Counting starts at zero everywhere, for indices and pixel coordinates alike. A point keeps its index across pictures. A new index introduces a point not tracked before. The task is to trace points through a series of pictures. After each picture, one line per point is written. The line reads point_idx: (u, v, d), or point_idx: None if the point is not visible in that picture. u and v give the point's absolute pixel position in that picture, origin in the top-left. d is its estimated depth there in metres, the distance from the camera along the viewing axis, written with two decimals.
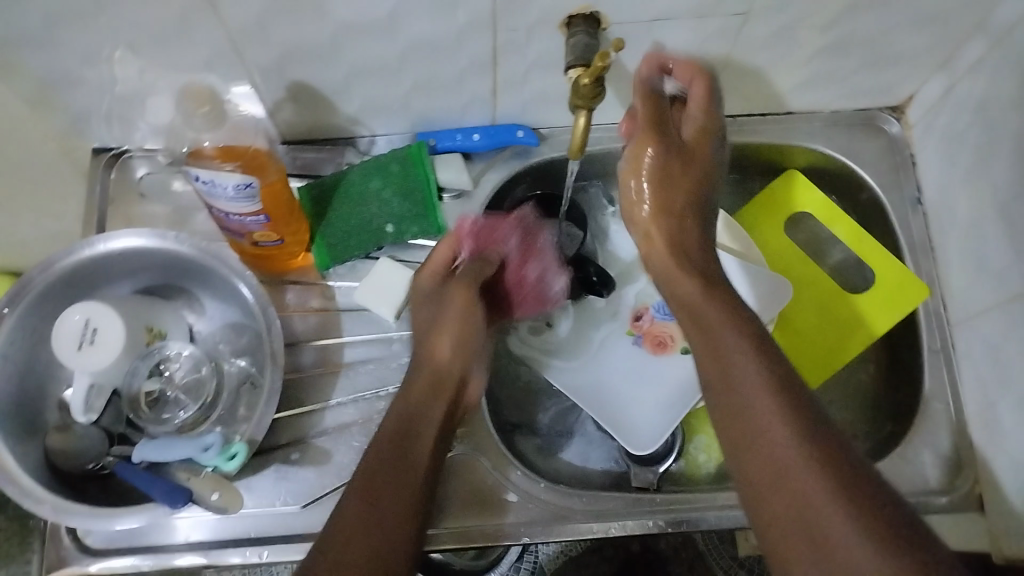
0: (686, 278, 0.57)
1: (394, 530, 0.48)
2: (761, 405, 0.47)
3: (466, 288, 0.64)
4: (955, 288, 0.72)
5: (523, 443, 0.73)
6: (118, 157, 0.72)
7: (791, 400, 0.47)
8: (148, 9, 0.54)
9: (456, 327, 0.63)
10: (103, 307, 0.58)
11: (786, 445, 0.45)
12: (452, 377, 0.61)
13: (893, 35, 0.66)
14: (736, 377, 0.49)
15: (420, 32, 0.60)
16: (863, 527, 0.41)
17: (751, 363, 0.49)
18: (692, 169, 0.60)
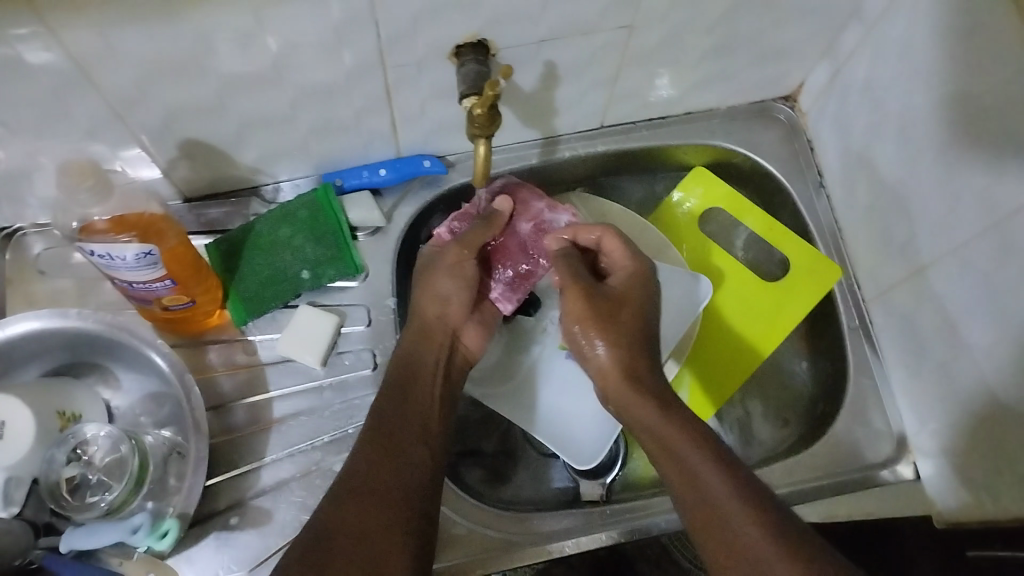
0: (636, 388, 0.62)
1: (380, 538, 0.51)
2: (731, 508, 0.52)
3: (458, 254, 0.66)
4: (866, 266, 0.74)
5: (471, 473, 0.73)
6: (10, 237, 0.69)
7: (757, 503, 0.52)
8: (17, 87, 0.52)
9: (452, 278, 0.66)
10: (10, 399, 0.56)
11: (761, 539, 0.49)
12: (447, 327, 0.65)
13: (775, 30, 0.68)
14: (702, 479, 0.54)
15: (308, 77, 0.59)
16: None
17: (714, 474, 0.54)
18: (626, 313, 0.65)
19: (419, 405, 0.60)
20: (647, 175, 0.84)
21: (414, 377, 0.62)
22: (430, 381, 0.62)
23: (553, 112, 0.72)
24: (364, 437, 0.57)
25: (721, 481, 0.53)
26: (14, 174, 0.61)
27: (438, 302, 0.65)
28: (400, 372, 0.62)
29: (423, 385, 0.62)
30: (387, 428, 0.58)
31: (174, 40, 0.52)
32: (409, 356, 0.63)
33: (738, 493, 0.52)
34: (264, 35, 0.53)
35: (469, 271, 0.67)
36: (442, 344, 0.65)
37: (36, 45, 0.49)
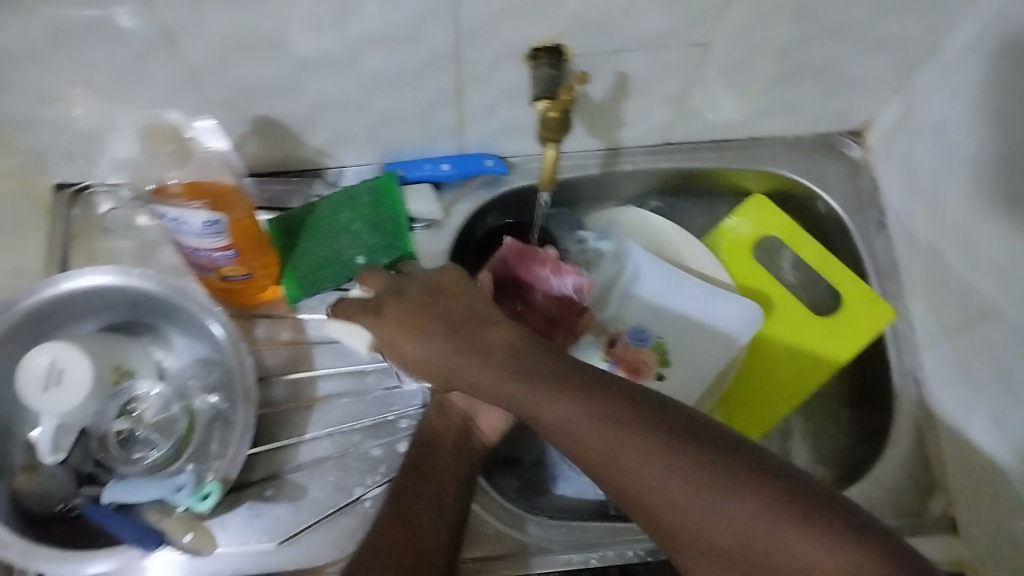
0: (508, 392, 0.49)
1: None
2: (611, 450, 0.45)
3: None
4: (921, 309, 0.73)
5: (508, 478, 0.73)
6: (80, 193, 0.72)
7: (631, 430, 0.45)
8: (107, 47, 0.54)
9: None
10: (69, 346, 0.57)
11: (650, 467, 0.44)
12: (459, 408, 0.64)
13: (848, 63, 0.68)
14: (573, 422, 0.47)
15: (385, 65, 0.60)
16: (759, 509, 0.42)
17: (582, 413, 0.46)
18: (434, 373, 0.54)
19: (437, 477, 0.60)
20: (703, 197, 0.84)
21: (430, 459, 0.61)
22: (447, 453, 0.61)
23: (619, 123, 0.72)
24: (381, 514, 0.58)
25: (602, 433, 0.46)
26: (91, 132, 0.64)
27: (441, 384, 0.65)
28: (421, 439, 0.63)
29: (439, 458, 0.61)
30: (402, 498, 0.58)
31: (263, 16, 0.53)
32: (428, 437, 0.63)
33: (618, 435, 0.45)
34: (348, 18, 0.54)
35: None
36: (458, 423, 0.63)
37: (129, 7, 0.51)
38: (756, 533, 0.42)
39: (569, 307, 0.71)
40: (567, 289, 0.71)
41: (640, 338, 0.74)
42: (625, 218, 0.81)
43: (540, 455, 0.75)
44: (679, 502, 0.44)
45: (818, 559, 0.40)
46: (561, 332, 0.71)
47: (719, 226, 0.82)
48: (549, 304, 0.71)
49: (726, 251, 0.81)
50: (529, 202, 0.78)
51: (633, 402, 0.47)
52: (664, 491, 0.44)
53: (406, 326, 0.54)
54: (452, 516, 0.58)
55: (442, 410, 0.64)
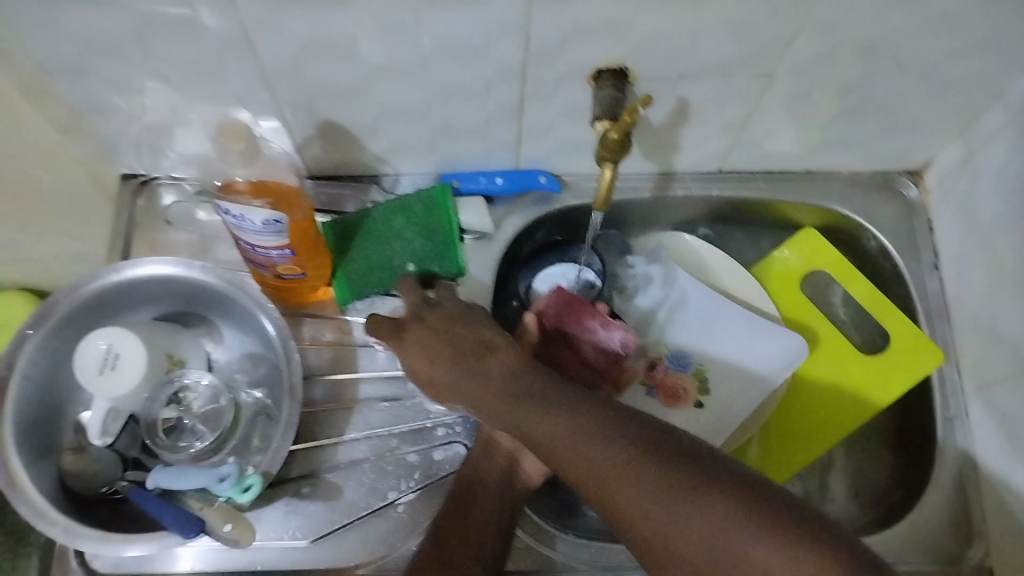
0: (502, 406, 0.53)
1: None
2: (588, 461, 0.48)
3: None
4: (971, 355, 0.72)
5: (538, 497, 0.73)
6: (145, 184, 0.74)
7: (609, 445, 0.48)
8: (187, 45, 0.56)
9: None
10: (125, 333, 0.59)
11: (624, 481, 0.46)
12: (505, 450, 0.63)
13: (912, 102, 0.67)
14: (554, 437, 0.49)
15: (450, 78, 0.61)
16: (720, 517, 0.43)
17: (559, 426, 0.49)
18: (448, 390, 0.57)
19: (478, 517, 0.60)
20: (753, 227, 0.83)
21: (473, 497, 0.61)
22: (489, 496, 0.61)
23: (675, 148, 0.73)
24: (424, 546, 0.59)
25: (582, 448, 0.48)
26: (161, 126, 0.66)
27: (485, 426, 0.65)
28: (462, 478, 0.63)
29: (483, 498, 0.61)
30: (443, 535, 0.58)
31: (339, 24, 0.55)
32: (473, 473, 0.63)
33: (596, 451, 0.48)
34: (419, 30, 0.56)
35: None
36: (502, 464, 0.62)
37: (211, 8, 0.52)
38: (720, 540, 0.42)
39: (615, 361, 0.69)
40: (615, 344, 0.69)
41: (680, 364, 0.75)
42: (673, 242, 0.82)
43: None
44: (649, 514, 0.45)
45: (772, 562, 0.40)
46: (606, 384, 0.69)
47: (767, 257, 0.82)
48: (597, 358, 0.69)
49: (773, 282, 0.81)
50: (578, 220, 0.79)
51: (614, 420, 0.49)
52: (634, 502, 0.46)
53: (427, 344, 0.59)
54: (492, 561, 0.58)
55: (487, 450, 0.64)
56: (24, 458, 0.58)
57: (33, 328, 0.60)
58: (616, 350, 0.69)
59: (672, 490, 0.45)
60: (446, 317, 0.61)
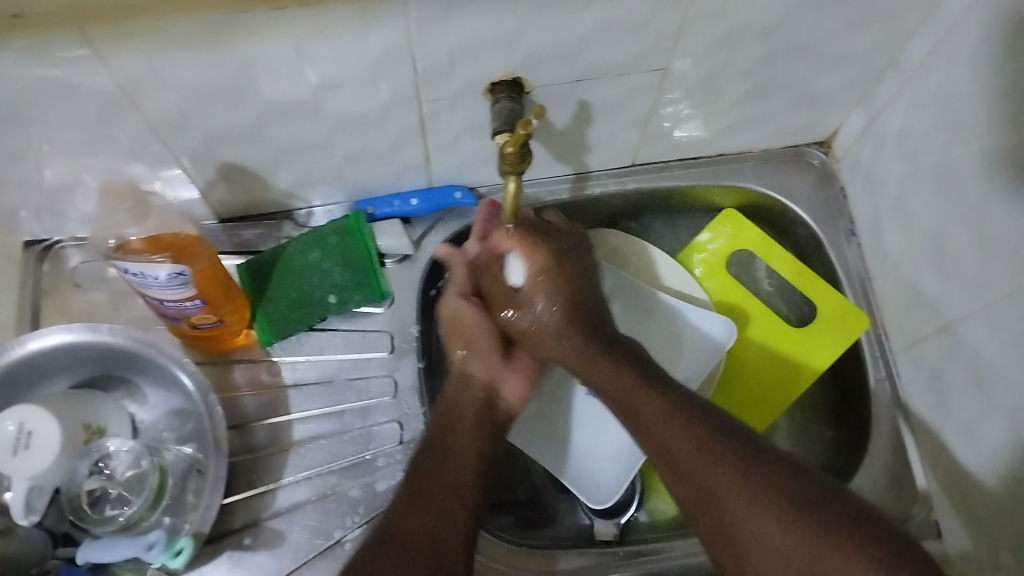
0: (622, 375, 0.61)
1: (411, 540, 0.55)
2: (684, 443, 0.55)
3: (450, 304, 0.66)
4: (896, 317, 0.73)
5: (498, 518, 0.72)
6: (49, 249, 0.71)
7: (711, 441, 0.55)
8: (64, 106, 0.54)
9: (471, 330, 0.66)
10: (36, 408, 0.57)
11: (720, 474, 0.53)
12: (481, 382, 0.64)
13: (809, 78, 0.68)
14: (666, 420, 0.57)
15: (344, 109, 0.60)
16: (808, 538, 0.48)
17: (671, 415, 0.57)
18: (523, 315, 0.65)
19: (460, 461, 0.60)
20: (674, 214, 0.84)
21: (452, 433, 0.61)
22: (467, 428, 0.62)
23: (585, 148, 0.72)
24: (399, 492, 0.58)
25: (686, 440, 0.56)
26: (57, 189, 0.63)
27: (462, 358, 0.65)
28: (445, 406, 0.63)
29: (462, 432, 0.61)
30: (420, 477, 0.58)
31: (217, 70, 0.53)
32: (453, 403, 0.63)
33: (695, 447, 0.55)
34: (305, 67, 0.54)
35: (479, 318, 0.66)
36: (478, 398, 0.64)
37: (83, 68, 0.50)
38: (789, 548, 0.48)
39: None
40: None
41: None
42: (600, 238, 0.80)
43: (531, 490, 0.75)
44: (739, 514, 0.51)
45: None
46: None
47: (691, 243, 0.82)
48: None
49: (700, 267, 0.81)
50: None
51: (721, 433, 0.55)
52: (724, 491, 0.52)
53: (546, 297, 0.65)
54: (470, 495, 0.59)
55: (462, 385, 0.64)
56: None
57: None
58: None
59: (762, 501, 0.50)
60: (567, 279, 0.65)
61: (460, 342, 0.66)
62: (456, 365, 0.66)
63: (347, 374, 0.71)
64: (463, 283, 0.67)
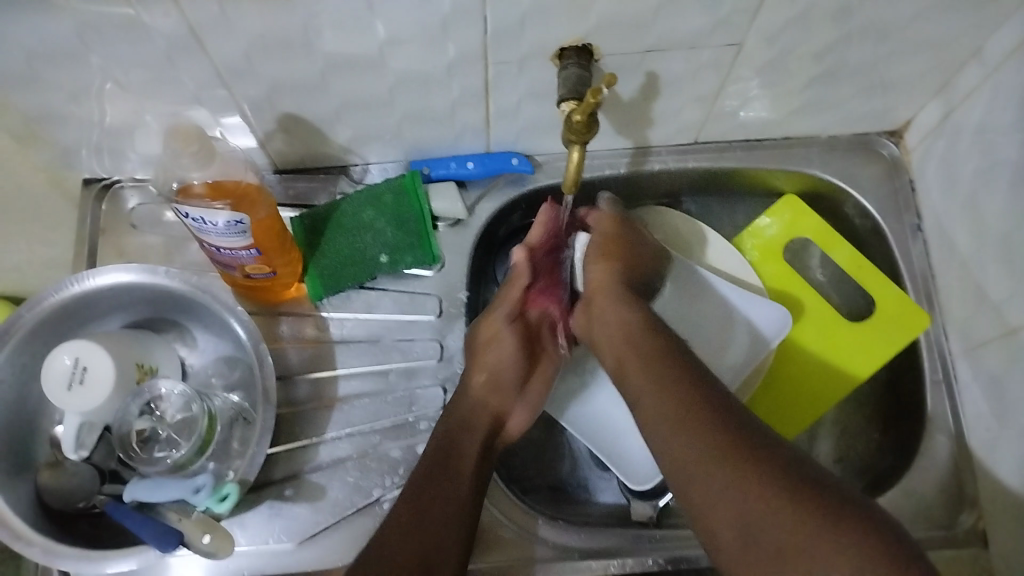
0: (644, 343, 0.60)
1: (396, 551, 0.53)
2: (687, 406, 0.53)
3: (493, 326, 0.66)
4: (957, 318, 0.71)
5: (536, 492, 0.72)
6: (107, 188, 0.72)
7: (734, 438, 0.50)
8: (132, 46, 0.54)
9: (498, 350, 0.65)
10: (91, 345, 0.57)
11: (736, 469, 0.48)
12: (491, 409, 0.64)
13: (886, 63, 0.65)
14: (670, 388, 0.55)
15: (409, 66, 0.59)
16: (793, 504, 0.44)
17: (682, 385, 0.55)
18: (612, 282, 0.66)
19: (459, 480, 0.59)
20: (733, 197, 0.82)
21: (456, 455, 0.60)
22: (471, 458, 0.61)
23: (649, 122, 0.71)
24: (396, 506, 0.57)
25: (699, 424, 0.52)
26: (118, 128, 0.64)
27: (480, 376, 0.64)
28: (449, 423, 0.62)
29: (465, 459, 0.60)
30: (416, 491, 0.57)
31: (286, 18, 0.52)
32: (463, 418, 0.62)
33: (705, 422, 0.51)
34: (375, 20, 0.54)
35: (511, 345, 0.65)
36: (485, 428, 0.63)
37: (152, 7, 0.50)
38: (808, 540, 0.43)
39: None
40: None
41: None
42: (653, 217, 0.79)
43: (572, 467, 0.75)
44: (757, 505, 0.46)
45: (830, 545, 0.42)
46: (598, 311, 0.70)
47: (750, 227, 0.80)
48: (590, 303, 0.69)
49: (755, 252, 0.79)
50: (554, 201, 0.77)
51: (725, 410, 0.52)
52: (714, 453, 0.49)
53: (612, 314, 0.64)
54: (464, 526, 0.57)
55: (477, 406, 0.64)
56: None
57: None
58: None
59: (782, 490, 0.45)
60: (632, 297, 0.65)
61: (483, 365, 0.65)
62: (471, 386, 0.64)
63: (394, 335, 0.71)
64: (511, 301, 0.67)
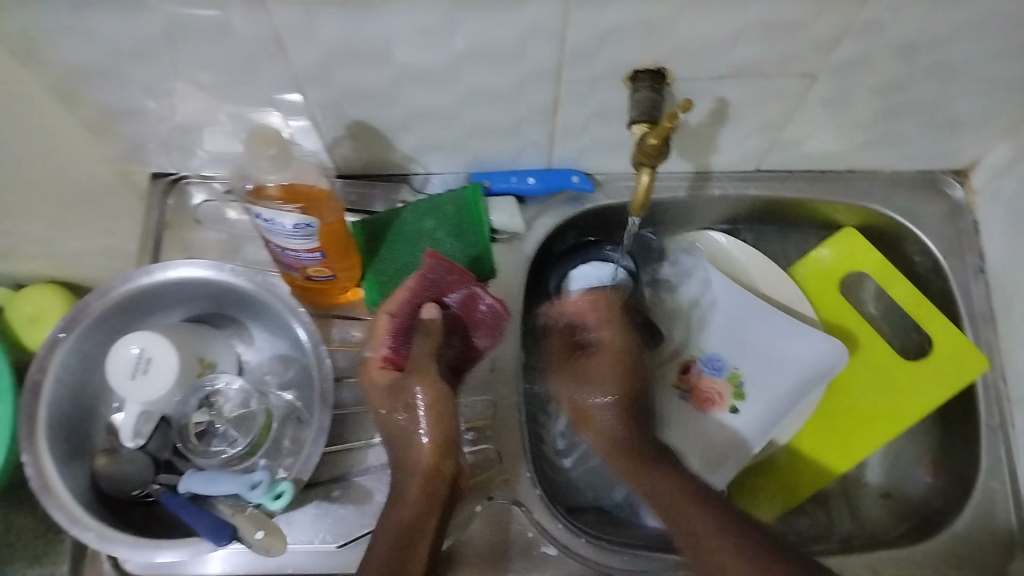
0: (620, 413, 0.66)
1: None
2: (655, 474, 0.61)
3: (436, 386, 0.60)
4: (1018, 362, 0.70)
5: (590, 517, 0.72)
6: (174, 183, 0.74)
7: (724, 513, 0.57)
8: (218, 48, 0.55)
9: (432, 413, 0.59)
10: (157, 337, 0.59)
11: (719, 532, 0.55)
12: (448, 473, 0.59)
13: (957, 103, 0.65)
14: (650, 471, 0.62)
15: (482, 81, 0.60)
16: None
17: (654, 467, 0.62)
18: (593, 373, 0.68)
19: (420, 556, 0.55)
20: (789, 228, 0.82)
21: (411, 547, 0.55)
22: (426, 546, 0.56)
23: (713, 148, 0.71)
24: None
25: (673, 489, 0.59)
26: (190, 126, 0.65)
27: (423, 440, 0.59)
28: (400, 516, 0.57)
29: (421, 547, 0.56)
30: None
31: (369, 28, 0.53)
32: (427, 488, 0.58)
33: (679, 487, 0.59)
34: (454, 34, 0.54)
35: (451, 407, 0.60)
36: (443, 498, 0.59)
37: (242, 11, 0.51)
38: None
39: (495, 318, 0.66)
40: (485, 306, 0.65)
41: (714, 368, 0.75)
42: (708, 243, 0.80)
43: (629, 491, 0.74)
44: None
45: None
46: (488, 334, 0.67)
47: (806, 257, 0.80)
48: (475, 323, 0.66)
49: (810, 283, 0.79)
50: (611, 219, 0.77)
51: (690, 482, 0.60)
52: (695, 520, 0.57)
53: (608, 384, 0.67)
54: None
55: (426, 490, 0.58)
56: (56, 462, 0.58)
57: (65, 332, 0.60)
58: (490, 310, 0.65)
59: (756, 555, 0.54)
60: (630, 370, 0.68)
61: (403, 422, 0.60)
62: (420, 451, 0.59)
63: None
64: (428, 362, 0.61)
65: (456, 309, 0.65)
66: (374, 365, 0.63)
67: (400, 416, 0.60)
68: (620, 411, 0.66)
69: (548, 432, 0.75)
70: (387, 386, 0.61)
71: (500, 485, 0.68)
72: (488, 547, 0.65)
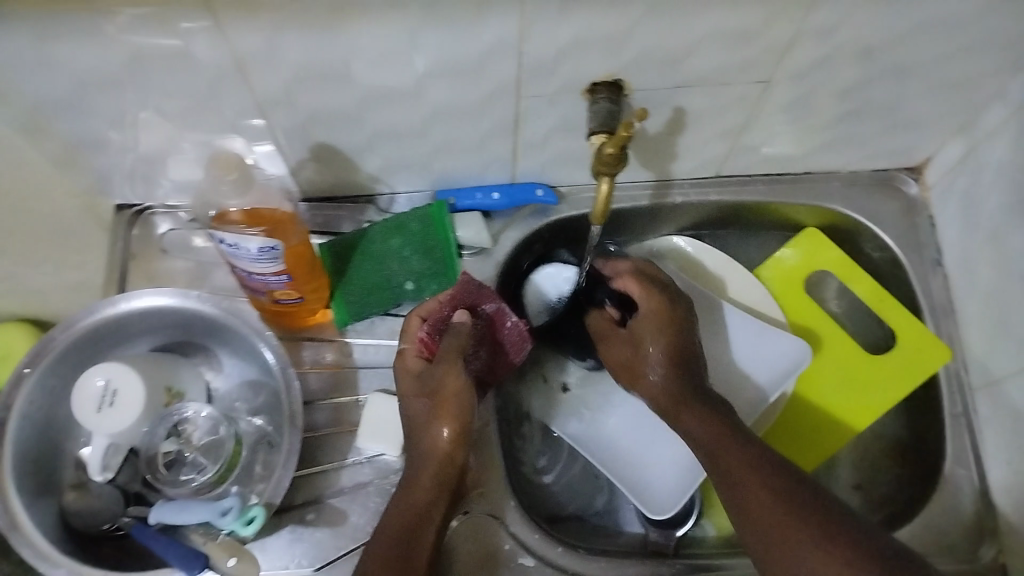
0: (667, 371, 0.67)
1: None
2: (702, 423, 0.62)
3: (459, 379, 0.62)
4: (979, 352, 0.71)
5: (572, 526, 0.72)
6: (140, 214, 0.73)
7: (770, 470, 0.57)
8: (177, 76, 0.55)
9: (450, 403, 0.62)
10: (122, 368, 0.58)
11: (761, 479, 0.56)
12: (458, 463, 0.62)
13: (908, 103, 0.67)
14: (707, 426, 0.61)
15: (442, 99, 0.60)
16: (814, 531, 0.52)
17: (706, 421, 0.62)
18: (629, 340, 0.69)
19: (422, 552, 0.57)
20: (753, 232, 0.83)
21: (414, 536, 0.58)
22: (429, 538, 0.59)
23: (673, 156, 0.72)
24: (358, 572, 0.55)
25: (720, 435, 0.60)
26: (153, 155, 0.65)
27: (439, 432, 0.62)
28: (413, 499, 0.60)
29: (424, 538, 0.58)
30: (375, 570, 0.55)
31: (328, 51, 0.54)
32: (437, 471, 0.61)
33: (728, 438, 0.60)
34: (413, 54, 0.55)
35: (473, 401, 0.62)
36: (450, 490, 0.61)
37: (199, 39, 0.51)
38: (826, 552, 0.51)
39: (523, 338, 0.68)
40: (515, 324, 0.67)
41: None
42: (674, 250, 0.82)
43: (608, 501, 0.74)
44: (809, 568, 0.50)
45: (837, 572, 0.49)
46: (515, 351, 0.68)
47: (771, 259, 0.81)
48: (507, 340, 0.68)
49: (775, 283, 0.80)
50: (578, 229, 0.78)
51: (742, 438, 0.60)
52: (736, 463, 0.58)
53: (657, 344, 0.66)
54: None
55: (438, 472, 0.61)
56: (24, 500, 0.57)
57: (30, 367, 0.59)
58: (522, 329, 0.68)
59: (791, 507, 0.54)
60: (680, 331, 0.67)
61: (421, 410, 0.63)
62: (437, 439, 0.62)
63: None
64: (457, 357, 0.63)
65: (488, 321, 0.67)
66: (406, 355, 0.66)
67: (423, 402, 0.63)
68: (670, 367, 0.65)
69: (526, 451, 0.76)
70: (417, 373, 0.65)
71: (475, 497, 0.67)
72: (466, 561, 0.65)
